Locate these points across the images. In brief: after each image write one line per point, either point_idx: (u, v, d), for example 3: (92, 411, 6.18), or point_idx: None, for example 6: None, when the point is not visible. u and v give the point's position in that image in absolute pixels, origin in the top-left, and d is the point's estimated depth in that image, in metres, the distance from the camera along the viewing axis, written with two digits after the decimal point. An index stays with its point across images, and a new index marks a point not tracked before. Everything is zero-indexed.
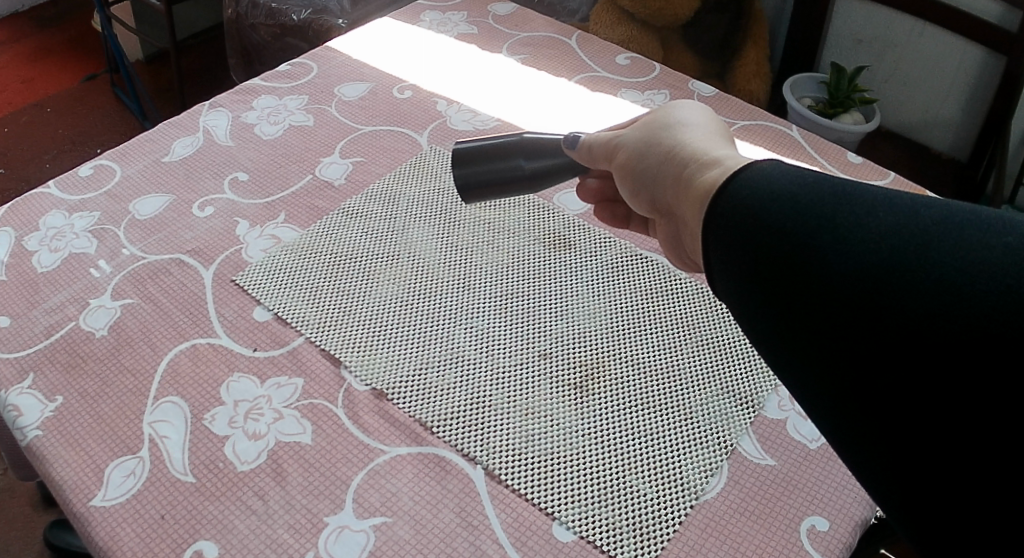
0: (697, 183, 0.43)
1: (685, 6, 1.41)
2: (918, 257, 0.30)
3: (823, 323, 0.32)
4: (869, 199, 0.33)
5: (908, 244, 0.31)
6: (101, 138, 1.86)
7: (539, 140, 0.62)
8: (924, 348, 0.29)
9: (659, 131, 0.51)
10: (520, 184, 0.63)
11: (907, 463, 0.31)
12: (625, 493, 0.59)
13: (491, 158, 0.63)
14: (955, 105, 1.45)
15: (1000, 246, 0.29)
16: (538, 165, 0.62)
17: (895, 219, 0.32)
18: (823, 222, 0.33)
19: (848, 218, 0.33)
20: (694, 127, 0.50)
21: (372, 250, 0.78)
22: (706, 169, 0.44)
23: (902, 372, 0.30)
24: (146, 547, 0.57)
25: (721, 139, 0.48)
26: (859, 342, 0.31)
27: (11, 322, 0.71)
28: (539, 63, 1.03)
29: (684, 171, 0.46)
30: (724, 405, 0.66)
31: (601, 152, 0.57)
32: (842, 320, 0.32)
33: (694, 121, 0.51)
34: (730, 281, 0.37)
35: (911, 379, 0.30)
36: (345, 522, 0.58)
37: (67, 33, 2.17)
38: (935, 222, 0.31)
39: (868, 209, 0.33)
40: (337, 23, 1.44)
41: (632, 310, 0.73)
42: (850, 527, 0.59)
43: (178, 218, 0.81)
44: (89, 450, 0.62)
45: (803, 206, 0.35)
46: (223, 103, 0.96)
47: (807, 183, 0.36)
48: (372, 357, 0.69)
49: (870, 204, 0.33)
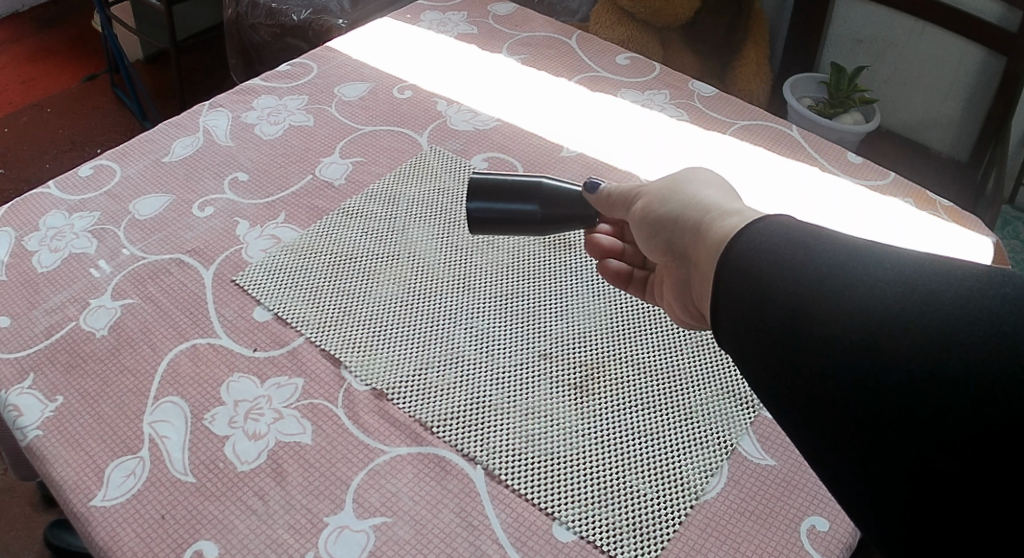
0: (714, 233, 0.51)
1: (685, 6, 1.41)
2: (920, 304, 0.38)
3: (840, 359, 0.40)
4: (870, 257, 0.41)
5: (913, 294, 0.39)
6: (101, 139, 1.86)
7: (556, 189, 0.65)
8: (935, 384, 0.37)
9: (681, 184, 0.58)
10: (529, 228, 0.65)
11: (902, 488, 0.38)
12: (625, 493, 0.60)
13: (505, 199, 0.64)
14: (955, 105, 1.45)
15: (1001, 297, 0.37)
16: (551, 212, 0.65)
17: (899, 270, 0.40)
18: (829, 270, 0.42)
19: (855, 268, 0.41)
20: (706, 188, 0.57)
21: (372, 251, 0.78)
22: (723, 218, 0.52)
23: (904, 402, 0.37)
24: (146, 547, 0.57)
25: (733, 197, 0.55)
26: (877, 377, 0.38)
27: (11, 322, 0.71)
28: (539, 63, 1.03)
29: (704, 220, 0.53)
30: (725, 405, 0.66)
31: (620, 200, 0.63)
32: (855, 356, 0.39)
33: (703, 182, 0.58)
34: (733, 329, 0.46)
35: (914, 408, 0.37)
36: (345, 522, 0.58)
37: (68, 33, 2.17)
38: (935, 275, 0.39)
39: (873, 261, 0.41)
40: (337, 23, 1.44)
41: (632, 311, 0.73)
42: (850, 527, 0.59)
43: (178, 218, 0.81)
44: (89, 451, 0.62)
45: (810, 257, 0.43)
46: (223, 103, 0.96)
47: (815, 239, 0.44)
48: (372, 357, 0.69)
49: (872, 260, 0.41)
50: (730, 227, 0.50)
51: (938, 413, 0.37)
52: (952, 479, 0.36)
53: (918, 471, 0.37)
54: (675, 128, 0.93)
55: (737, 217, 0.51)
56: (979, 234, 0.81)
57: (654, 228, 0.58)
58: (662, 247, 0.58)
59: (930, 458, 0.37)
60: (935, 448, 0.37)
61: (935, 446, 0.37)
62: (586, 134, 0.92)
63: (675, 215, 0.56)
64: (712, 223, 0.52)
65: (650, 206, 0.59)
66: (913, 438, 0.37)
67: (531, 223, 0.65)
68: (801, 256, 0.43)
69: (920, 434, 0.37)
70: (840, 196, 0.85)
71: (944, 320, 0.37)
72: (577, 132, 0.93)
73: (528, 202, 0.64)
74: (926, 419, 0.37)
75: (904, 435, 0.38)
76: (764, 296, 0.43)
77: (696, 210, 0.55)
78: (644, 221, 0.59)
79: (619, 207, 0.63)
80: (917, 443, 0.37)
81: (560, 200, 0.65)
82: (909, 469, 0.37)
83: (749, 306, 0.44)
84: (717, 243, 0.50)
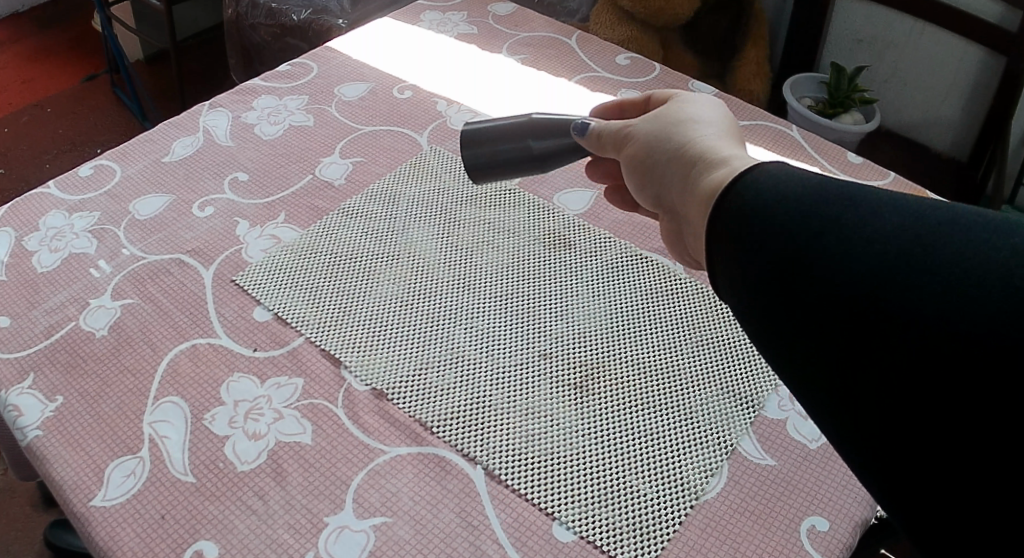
0: (705, 184, 0.44)
1: (685, 6, 1.40)
2: (920, 262, 0.31)
3: (829, 332, 0.33)
4: (871, 205, 0.33)
5: (914, 248, 0.31)
6: (101, 139, 1.86)
7: (548, 121, 0.62)
8: (935, 359, 0.30)
9: (672, 125, 0.51)
10: (526, 165, 0.63)
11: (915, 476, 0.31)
12: (626, 493, 0.60)
13: (497, 139, 0.63)
14: (955, 104, 1.44)
15: (1008, 250, 0.29)
16: (543, 145, 0.62)
17: (902, 218, 0.32)
18: (825, 223, 0.34)
19: (853, 220, 0.33)
20: (703, 126, 0.50)
21: (372, 251, 0.78)
22: (713, 169, 0.45)
23: (902, 381, 0.31)
24: (146, 547, 0.57)
25: (730, 139, 0.48)
26: (869, 352, 0.32)
27: (11, 322, 0.71)
28: (539, 63, 1.03)
29: (693, 172, 0.47)
30: (724, 405, 0.66)
31: (609, 141, 0.56)
32: (846, 328, 0.32)
33: (701, 118, 0.51)
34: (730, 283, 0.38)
35: (913, 390, 0.30)
36: (345, 522, 0.58)
37: (68, 33, 2.17)
38: (942, 222, 0.31)
39: (873, 211, 0.33)
40: (337, 23, 1.44)
41: (632, 310, 0.73)
42: (850, 528, 0.59)
43: (178, 218, 0.81)
44: (89, 450, 0.62)
45: (805, 210, 0.35)
46: (223, 103, 0.96)
47: (812, 186, 0.36)
48: (372, 357, 0.69)
49: (872, 209, 0.33)
50: (720, 179, 0.43)
51: (940, 393, 0.30)
52: (960, 473, 0.29)
53: (922, 464, 0.30)
54: None
55: (729, 167, 0.44)
56: None
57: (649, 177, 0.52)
58: (655, 197, 0.52)
59: (933, 448, 0.30)
60: (937, 436, 0.30)
61: (937, 434, 0.30)
62: None
63: (666, 166, 0.50)
64: (703, 176, 0.45)
65: (638, 151, 0.53)
66: (913, 426, 0.30)
67: (529, 160, 0.63)
68: (795, 208, 0.35)
69: (921, 420, 0.30)
70: None
71: (947, 277, 0.30)
72: None
73: (518, 138, 0.62)
74: (927, 401, 0.30)
75: (903, 422, 0.31)
76: (761, 235, 0.36)
77: (686, 161, 0.48)
78: (636, 168, 0.53)
79: (610, 149, 0.56)
80: (918, 431, 0.30)
81: (552, 132, 0.62)
82: (914, 440, 0.30)
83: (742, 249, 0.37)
84: (707, 198, 0.43)
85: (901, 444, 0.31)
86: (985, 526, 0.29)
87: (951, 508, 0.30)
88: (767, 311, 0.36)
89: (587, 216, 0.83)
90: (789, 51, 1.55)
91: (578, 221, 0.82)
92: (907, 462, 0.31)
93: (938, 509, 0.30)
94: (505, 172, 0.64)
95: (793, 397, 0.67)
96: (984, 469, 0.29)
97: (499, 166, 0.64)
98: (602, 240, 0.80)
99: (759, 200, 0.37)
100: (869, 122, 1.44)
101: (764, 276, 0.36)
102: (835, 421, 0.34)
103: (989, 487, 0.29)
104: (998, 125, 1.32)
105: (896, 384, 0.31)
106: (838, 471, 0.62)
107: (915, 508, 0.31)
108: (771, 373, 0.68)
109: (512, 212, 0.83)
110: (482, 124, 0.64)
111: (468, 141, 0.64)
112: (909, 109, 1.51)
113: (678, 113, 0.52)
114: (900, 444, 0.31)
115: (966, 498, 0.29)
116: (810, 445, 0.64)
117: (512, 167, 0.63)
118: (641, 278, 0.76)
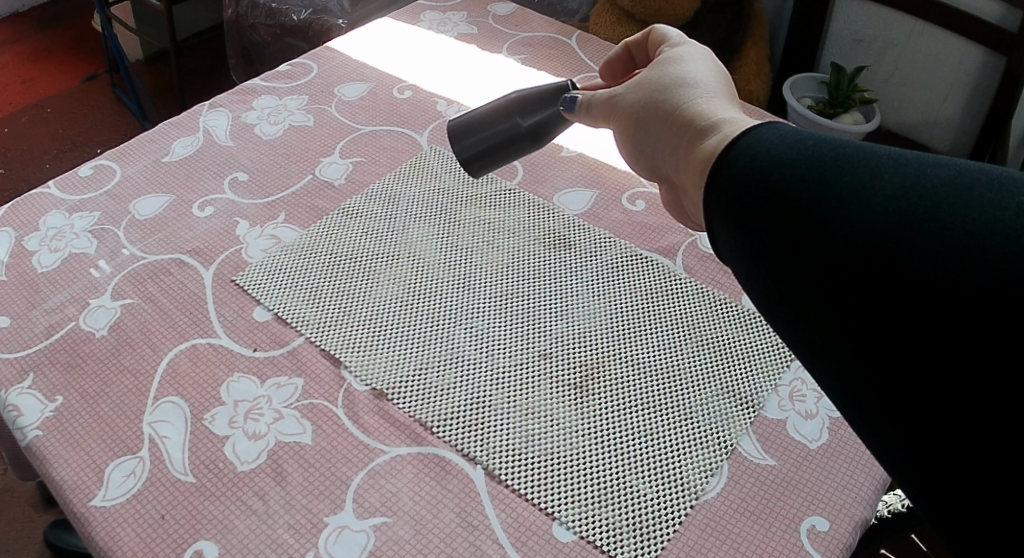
0: (696, 152, 0.44)
1: (685, 6, 1.40)
2: (923, 221, 0.30)
3: (834, 294, 0.32)
4: (869, 163, 0.32)
5: (915, 208, 0.30)
6: (101, 139, 1.86)
7: (527, 95, 0.63)
8: (942, 319, 0.29)
9: (662, 91, 0.51)
10: (519, 144, 0.63)
11: (923, 446, 0.30)
12: (625, 493, 0.59)
13: (486, 126, 0.63)
14: (955, 104, 1.44)
15: (1012, 209, 0.28)
16: (531, 119, 0.62)
17: (902, 178, 0.31)
18: (824, 186, 0.33)
19: (852, 182, 0.32)
20: (694, 89, 0.50)
21: (372, 251, 0.78)
22: (706, 136, 0.44)
23: (907, 346, 0.30)
24: (146, 547, 0.57)
25: (721, 101, 0.48)
26: (870, 316, 0.31)
27: (11, 322, 0.71)
28: (539, 63, 1.03)
29: (685, 140, 0.46)
30: (724, 405, 0.66)
31: (604, 113, 0.56)
32: (850, 292, 0.31)
33: (693, 81, 0.51)
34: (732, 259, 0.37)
35: (919, 355, 0.29)
36: (345, 522, 0.58)
37: (68, 33, 2.17)
38: (944, 180, 0.30)
39: (873, 171, 0.32)
40: (337, 23, 1.44)
41: (632, 311, 0.73)
42: (849, 527, 0.59)
43: (178, 218, 0.81)
44: (89, 450, 0.62)
45: (803, 172, 0.34)
46: (223, 103, 0.96)
47: (805, 148, 0.35)
48: (372, 357, 0.69)
49: (872, 167, 0.32)
50: (711, 147, 0.42)
51: (945, 355, 0.29)
52: (969, 440, 0.29)
53: (927, 429, 0.30)
54: None
55: (720, 133, 0.43)
56: None
57: (644, 148, 0.52)
58: (652, 166, 0.52)
59: (939, 410, 0.29)
60: (944, 400, 0.29)
61: (944, 399, 0.29)
62: (586, 133, 0.94)
63: (660, 138, 0.50)
64: (697, 145, 0.45)
65: (632, 120, 0.53)
66: (918, 388, 0.30)
67: (521, 138, 0.63)
68: (792, 170, 0.35)
69: (926, 385, 0.29)
70: None
71: (952, 236, 0.29)
72: (578, 132, 0.94)
73: (505, 119, 0.63)
74: (931, 365, 0.29)
75: (908, 388, 0.30)
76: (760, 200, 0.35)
77: (680, 129, 0.48)
78: (631, 137, 0.53)
79: (603, 121, 0.57)
80: (924, 397, 0.30)
81: (536, 104, 0.62)
82: (919, 409, 0.30)
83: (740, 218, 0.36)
84: (700, 166, 0.42)
85: (905, 410, 0.30)
86: (992, 492, 0.28)
87: (957, 469, 0.29)
88: (773, 284, 0.35)
89: (586, 216, 0.83)
90: (789, 52, 1.55)
91: (578, 221, 0.82)
92: (910, 422, 0.30)
93: (945, 473, 0.30)
94: (500, 154, 0.64)
95: (793, 397, 0.67)
96: (989, 427, 0.28)
97: (495, 150, 0.63)
98: (603, 241, 0.80)
99: (756, 164, 0.36)
100: (868, 122, 1.44)
101: (766, 242, 0.35)
102: (843, 396, 0.33)
103: (995, 443, 0.28)
104: (998, 125, 1.32)
105: (901, 349, 0.30)
106: (838, 471, 0.62)
107: (921, 471, 0.31)
108: (771, 372, 0.68)
109: (512, 212, 0.83)
110: (466, 117, 0.64)
111: (456, 134, 0.64)
112: (909, 110, 1.51)
113: (669, 77, 0.52)
114: (908, 409, 0.30)
115: (977, 463, 0.28)
116: (809, 445, 0.64)
117: (508, 149, 0.63)
118: (641, 278, 0.76)
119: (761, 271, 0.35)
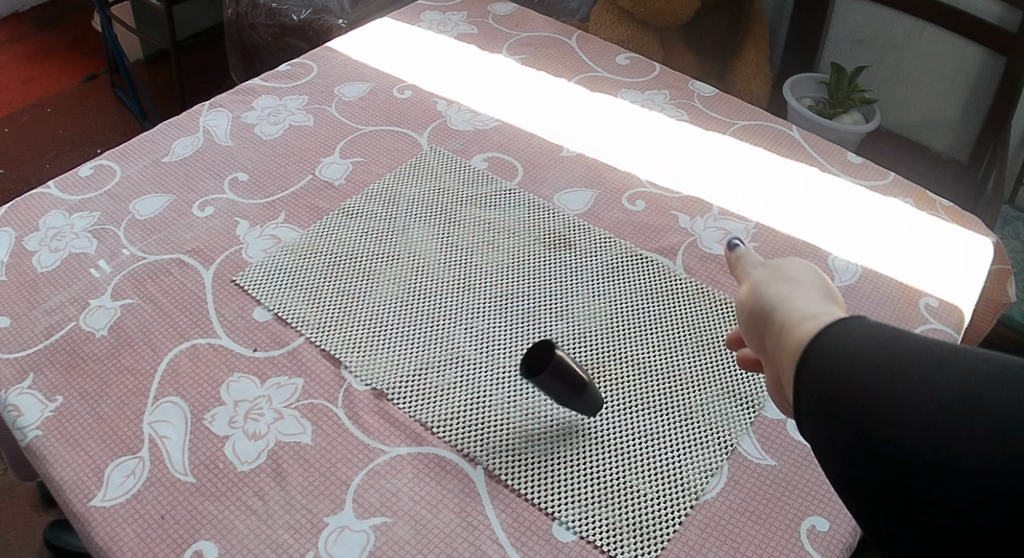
0: (799, 343, 0.48)
1: (685, 5, 1.40)
2: (938, 390, 0.40)
3: (869, 440, 0.42)
4: (894, 344, 0.43)
5: (933, 378, 0.41)
6: (102, 139, 1.86)
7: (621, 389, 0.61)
8: (952, 458, 0.39)
9: (784, 282, 0.53)
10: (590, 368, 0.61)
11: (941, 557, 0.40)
12: (625, 493, 0.60)
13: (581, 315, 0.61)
14: (956, 104, 1.44)
15: (1004, 379, 0.39)
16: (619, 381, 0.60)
17: (920, 355, 0.42)
18: (861, 360, 0.43)
19: (885, 357, 0.42)
20: (807, 289, 0.52)
21: (372, 250, 0.78)
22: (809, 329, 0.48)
23: (920, 476, 0.40)
24: (146, 547, 0.57)
25: (830, 304, 0.50)
26: (895, 458, 0.41)
27: (11, 322, 0.71)
28: (539, 64, 1.03)
29: (792, 323, 0.49)
30: (724, 405, 0.66)
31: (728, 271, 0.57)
32: (883, 441, 0.41)
33: (806, 280, 0.52)
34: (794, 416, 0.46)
35: (931, 487, 0.39)
36: (345, 522, 0.58)
37: (69, 33, 2.17)
38: (947, 356, 0.41)
39: (898, 352, 0.42)
40: (336, 23, 1.44)
41: (632, 311, 0.73)
42: (850, 527, 0.59)
43: (177, 218, 0.81)
44: (90, 451, 0.62)
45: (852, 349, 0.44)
46: (223, 103, 0.96)
47: (855, 330, 0.45)
48: (372, 357, 0.69)
49: (895, 348, 0.43)
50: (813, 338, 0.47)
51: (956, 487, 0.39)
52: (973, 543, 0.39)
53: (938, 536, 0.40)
54: (674, 128, 0.93)
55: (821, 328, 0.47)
56: (978, 238, 0.81)
57: (748, 319, 0.53)
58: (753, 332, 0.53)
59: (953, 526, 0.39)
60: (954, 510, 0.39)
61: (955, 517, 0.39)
62: (582, 134, 0.93)
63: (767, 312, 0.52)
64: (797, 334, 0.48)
65: (745, 301, 0.54)
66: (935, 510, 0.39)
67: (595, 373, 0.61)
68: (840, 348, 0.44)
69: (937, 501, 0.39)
70: (843, 196, 0.85)
71: (964, 403, 0.39)
72: (580, 133, 0.93)
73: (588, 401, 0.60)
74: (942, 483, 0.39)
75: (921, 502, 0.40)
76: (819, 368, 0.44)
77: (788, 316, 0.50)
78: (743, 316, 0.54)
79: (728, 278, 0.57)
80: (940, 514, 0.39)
81: None
82: (936, 528, 0.40)
83: (811, 391, 0.45)
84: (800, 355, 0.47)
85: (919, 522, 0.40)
86: None
87: None
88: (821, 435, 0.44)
89: (586, 216, 0.83)
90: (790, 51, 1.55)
91: (578, 221, 0.82)
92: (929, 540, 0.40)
93: None
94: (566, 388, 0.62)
95: None
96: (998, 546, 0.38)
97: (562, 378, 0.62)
98: (603, 241, 0.80)
99: (826, 350, 0.45)
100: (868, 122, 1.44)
101: (817, 403, 0.44)
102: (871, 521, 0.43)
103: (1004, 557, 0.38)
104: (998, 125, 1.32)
105: (919, 477, 0.40)
106: None
107: None
108: None
109: (512, 212, 0.83)
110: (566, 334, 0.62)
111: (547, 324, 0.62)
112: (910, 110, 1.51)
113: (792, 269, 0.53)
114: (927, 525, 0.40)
115: None
116: (810, 445, 0.64)
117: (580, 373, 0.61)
118: (641, 278, 0.76)
119: (811, 418, 0.44)
